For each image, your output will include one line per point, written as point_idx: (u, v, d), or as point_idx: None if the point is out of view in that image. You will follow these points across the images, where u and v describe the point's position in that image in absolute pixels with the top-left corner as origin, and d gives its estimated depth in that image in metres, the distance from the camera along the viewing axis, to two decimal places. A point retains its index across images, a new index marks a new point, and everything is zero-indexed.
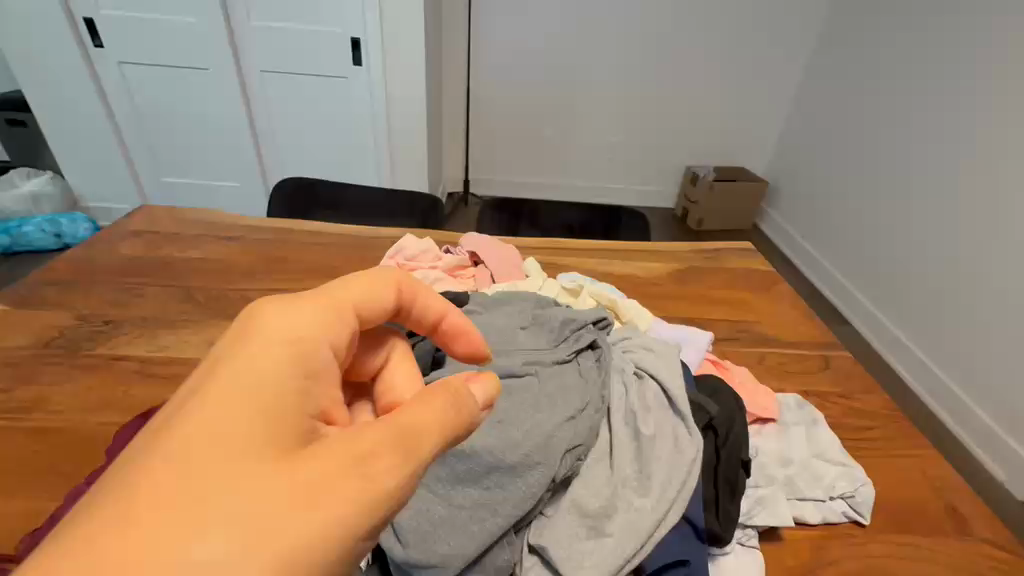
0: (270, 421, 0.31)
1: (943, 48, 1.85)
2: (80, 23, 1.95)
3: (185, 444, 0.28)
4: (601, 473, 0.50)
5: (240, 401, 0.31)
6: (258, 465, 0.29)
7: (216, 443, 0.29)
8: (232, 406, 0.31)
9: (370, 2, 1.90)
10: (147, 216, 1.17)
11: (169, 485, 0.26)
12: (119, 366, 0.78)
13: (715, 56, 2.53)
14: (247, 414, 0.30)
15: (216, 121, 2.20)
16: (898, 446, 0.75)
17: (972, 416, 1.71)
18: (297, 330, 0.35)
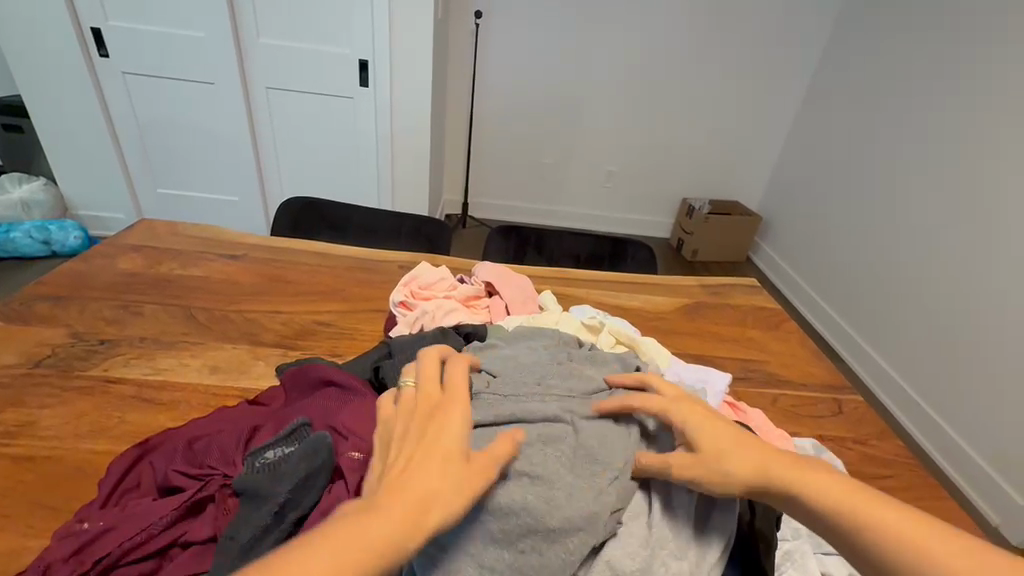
0: (458, 436, 0.45)
1: (935, 96, 1.93)
2: (86, 31, 1.95)
3: (412, 453, 0.44)
4: (638, 532, 0.47)
5: (436, 428, 0.46)
6: (452, 458, 0.43)
7: (430, 451, 0.44)
8: (432, 431, 0.46)
9: (380, 24, 1.92)
10: (145, 230, 1.14)
11: (409, 476, 0.41)
12: (114, 391, 0.74)
13: (714, 94, 2.60)
14: (445, 434, 0.45)
15: (218, 134, 2.19)
16: (910, 497, 0.76)
17: (967, 457, 1.71)
18: (454, 396, 0.50)
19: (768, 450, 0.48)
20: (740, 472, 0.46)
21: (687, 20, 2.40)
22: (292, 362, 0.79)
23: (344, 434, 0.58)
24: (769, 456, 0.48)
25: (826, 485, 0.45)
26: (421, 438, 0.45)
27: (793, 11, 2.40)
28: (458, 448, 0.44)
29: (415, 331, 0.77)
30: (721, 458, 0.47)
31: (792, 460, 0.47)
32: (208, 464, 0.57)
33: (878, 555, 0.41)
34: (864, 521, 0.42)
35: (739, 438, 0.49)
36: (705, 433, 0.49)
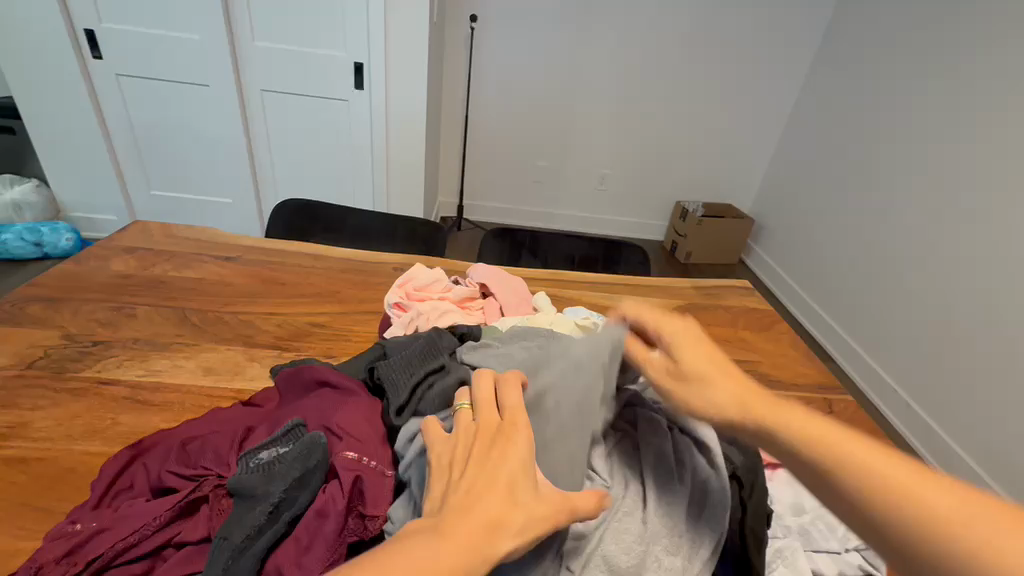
0: (522, 468, 0.43)
1: (925, 101, 1.95)
2: (80, 33, 1.94)
3: (476, 487, 0.42)
4: (633, 527, 0.47)
5: (502, 460, 0.44)
6: (521, 497, 0.41)
7: (496, 486, 0.42)
8: (497, 463, 0.43)
9: (375, 27, 1.92)
10: (139, 232, 1.13)
11: (475, 515, 0.39)
12: (108, 392, 0.74)
13: (707, 98, 2.63)
14: (512, 468, 0.43)
15: (211, 135, 2.18)
16: None
17: (952, 455, 1.74)
18: (517, 422, 0.47)
19: (754, 393, 0.49)
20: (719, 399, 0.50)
21: (680, 25, 2.42)
22: (288, 364, 0.79)
23: (340, 435, 0.57)
24: (755, 397, 0.49)
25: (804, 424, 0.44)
26: (486, 470, 0.43)
27: (785, 16, 2.43)
28: (527, 483, 0.42)
29: (409, 332, 0.78)
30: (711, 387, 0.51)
31: (773, 402, 0.47)
32: (202, 464, 0.57)
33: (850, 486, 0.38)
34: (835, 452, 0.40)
35: (734, 387, 0.51)
36: (717, 372, 0.53)
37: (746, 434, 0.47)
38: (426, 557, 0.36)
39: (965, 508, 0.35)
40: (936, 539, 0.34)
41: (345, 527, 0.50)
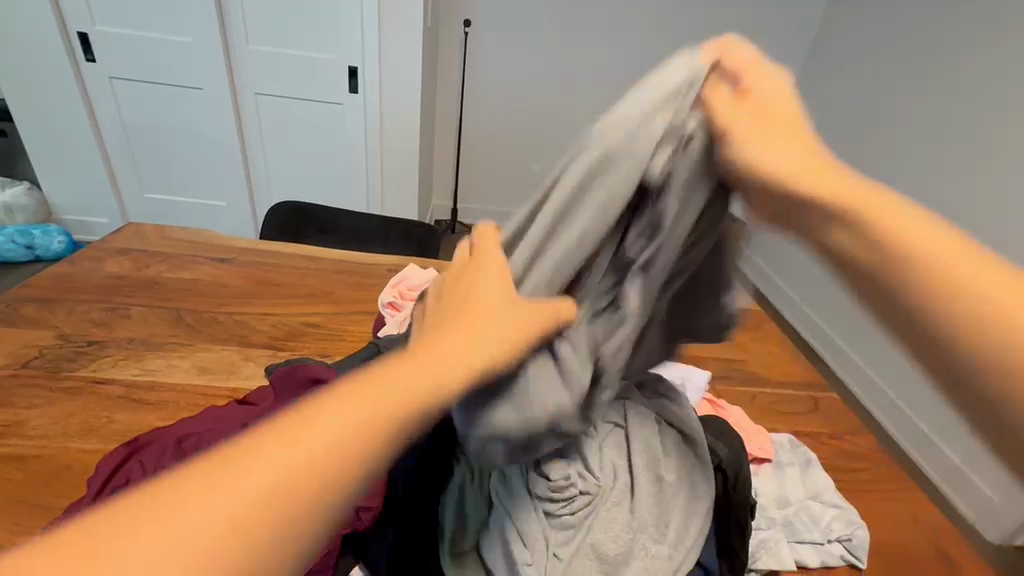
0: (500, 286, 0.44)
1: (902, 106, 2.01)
2: (73, 36, 1.94)
3: (448, 308, 0.42)
4: (621, 517, 0.51)
5: (475, 284, 0.44)
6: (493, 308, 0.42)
7: (465, 303, 0.42)
8: (471, 287, 0.44)
9: (370, 31, 1.94)
10: (134, 233, 1.14)
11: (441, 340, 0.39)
12: (103, 391, 0.74)
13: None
14: (486, 287, 0.44)
15: (205, 137, 2.18)
16: (883, 490, 0.80)
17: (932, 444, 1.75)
18: (492, 255, 0.48)
19: (817, 170, 0.39)
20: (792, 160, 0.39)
21: (672, 30, 2.46)
22: (282, 362, 0.80)
23: None
24: (829, 180, 0.38)
25: (874, 198, 0.37)
26: (457, 296, 0.44)
27: (774, 24, 2.47)
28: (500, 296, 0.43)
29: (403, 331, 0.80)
30: (779, 147, 0.40)
31: (849, 181, 0.38)
32: None
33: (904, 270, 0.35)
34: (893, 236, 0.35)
35: (805, 152, 0.40)
36: (780, 127, 0.41)
37: (812, 221, 0.38)
38: (394, 386, 0.34)
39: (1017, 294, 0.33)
40: (979, 333, 0.33)
41: None
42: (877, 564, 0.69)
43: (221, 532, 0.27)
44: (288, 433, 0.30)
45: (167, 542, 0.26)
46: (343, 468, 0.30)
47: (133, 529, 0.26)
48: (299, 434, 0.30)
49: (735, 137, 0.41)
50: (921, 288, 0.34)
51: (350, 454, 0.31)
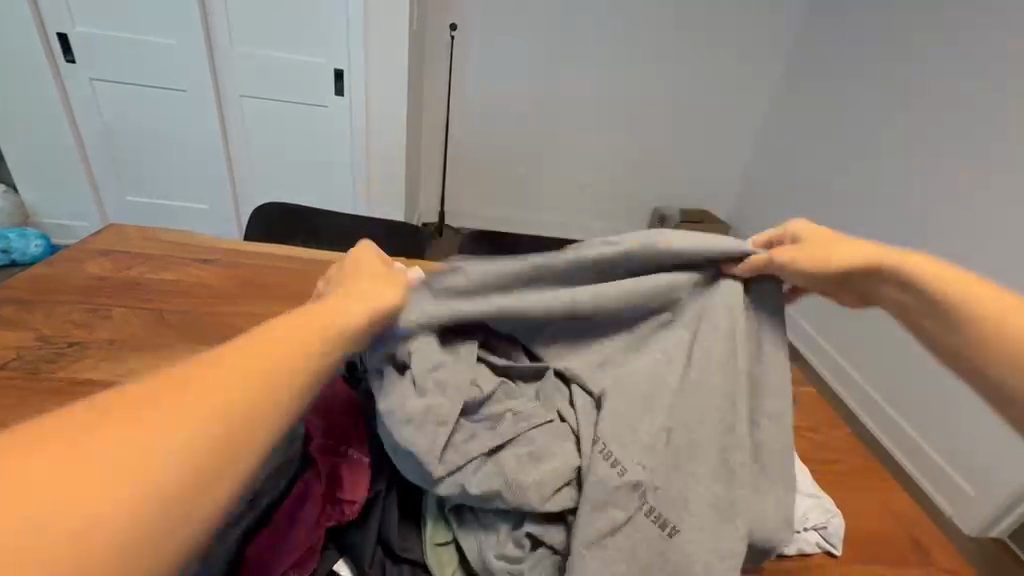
0: (374, 277, 0.55)
1: (868, 109, 2.07)
2: (52, 37, 1.92)
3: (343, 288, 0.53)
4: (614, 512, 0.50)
5: (355, 278, 0.55)
6: (373, 287, 0.53)
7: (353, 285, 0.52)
8: (354, 281, 0.55)
9: (354, 34, 1.94)
10: (114, 234, 1.13)
11: (344, 298, 0.49)
12: (83, 392, 0.74)
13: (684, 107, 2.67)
14: (364, 278, 0.55)
15: (190, 142, 2.17)
16: (859, 479, 0.83)
17: (903, 434, 1.81)
18: (364, 264, 0.58)
19: (871, 252, 0.57)
20: (842, 253, 0.57)
21: (655, 36, 2.49)
22: None
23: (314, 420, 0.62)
24: (884, 254, 0.56)
25: (911, 263, 0.55)
26: (348, 282, 0.54)
27: (755, 29, 2.50)
28: (375, 282, 0.54)
29: None
30: (842, 249, 0.58)
31: (881, 249, 0.57)
32: None
33: (940, 301, 0.52)
34: (909, 275, 0.54)
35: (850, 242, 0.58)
36: (826, 242, 0.60)
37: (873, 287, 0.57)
38: (316, 317, 0.44)
39: (997, 299, 0.50)
40: (989, 325, 0.49)
41: (325, 510, 0.56)
42: (855, 553, 0.71)
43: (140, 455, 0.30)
44: (245, 346, 0.38)
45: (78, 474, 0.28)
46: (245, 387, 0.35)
47: (63, 450, 0.29)
48: (212, 367, 0.36)
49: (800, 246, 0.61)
50: (939, 309, 0.52)
51: (254, 377, 0.36)
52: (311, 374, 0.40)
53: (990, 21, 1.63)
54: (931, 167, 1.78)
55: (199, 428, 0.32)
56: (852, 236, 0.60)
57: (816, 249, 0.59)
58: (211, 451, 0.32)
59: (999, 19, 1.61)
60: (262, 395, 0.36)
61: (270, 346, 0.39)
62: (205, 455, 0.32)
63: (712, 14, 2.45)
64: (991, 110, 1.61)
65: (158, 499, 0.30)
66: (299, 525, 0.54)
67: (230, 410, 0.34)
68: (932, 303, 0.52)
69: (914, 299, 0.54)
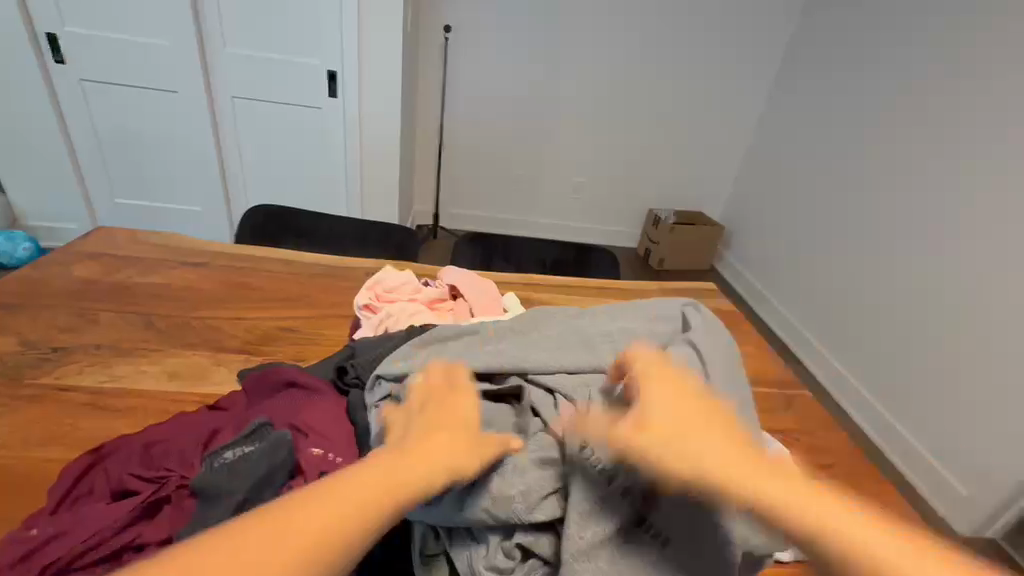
0: (464, 425, 0.52)
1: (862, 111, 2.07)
2: (41, 37, 1.90)
3: (428, 433, 0.50)
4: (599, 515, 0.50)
5: (448, 422, 0.52)
6: (460, 442, 0.49)
7: (439, 434, 0.50)
8: (444, 425, 0.51)
9: (348, 36, 1.93)
10: (101, 237, 1.11)
11: (423, 448, 0.47)
12: (66, 398, 0.72)
13: (683, 108, 2.66)
14: (457, 426, 0.51)
15: (180, 143, 2.15)
16: (852, 483, 0.82)
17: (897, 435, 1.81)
18: (463, 404, 0.55)
19: (741, 460, 0.47)
20: (709, 455, 0.47)
21: (651, 37, 2.49)
22: (256, 366, 0.80)
23: (307, 432, 0.63)
24: (761, 479, 0.45)
25: (781, 491, 0.44)
26: (435, 427, 0.51)
27: (752, 29, 2.50)
28: (465, 432, 0.51)
29: (380, 333, 0.83)
30: (700, 447, 0.48)
31: (749, 458, 0.47)
32: (165, 466, 0.58)
33: (823, 543, 0.41)
34: (781, 504, 0.43)
35: (725, 446, 0.48)
36: (687, 426, 0.50)
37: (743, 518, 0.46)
38: (391, 472, 0.43)
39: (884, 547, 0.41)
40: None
41: None
42: None
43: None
44: (316, 504, 0.38)
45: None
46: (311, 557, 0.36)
47: None
48: (282, 525, 0.36)
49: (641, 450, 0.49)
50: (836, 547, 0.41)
51: (299, 555, 0.35)
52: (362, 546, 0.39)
53: (989, 22, 1.64)
54: (931, 168, 1.79)
55: None
56: (712, 431, 0.50)
57: (675, 435, 0.49)
58: None
59: (998, 20, 1.62)
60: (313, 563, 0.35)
61: (336, 510, 0.38)
62: None
63: (710, 14, 2.45)
64: (990, 112, 1.62)
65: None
66: None
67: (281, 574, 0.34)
68: (809, 542, 0.42)
69: (793, 542, 0.43)
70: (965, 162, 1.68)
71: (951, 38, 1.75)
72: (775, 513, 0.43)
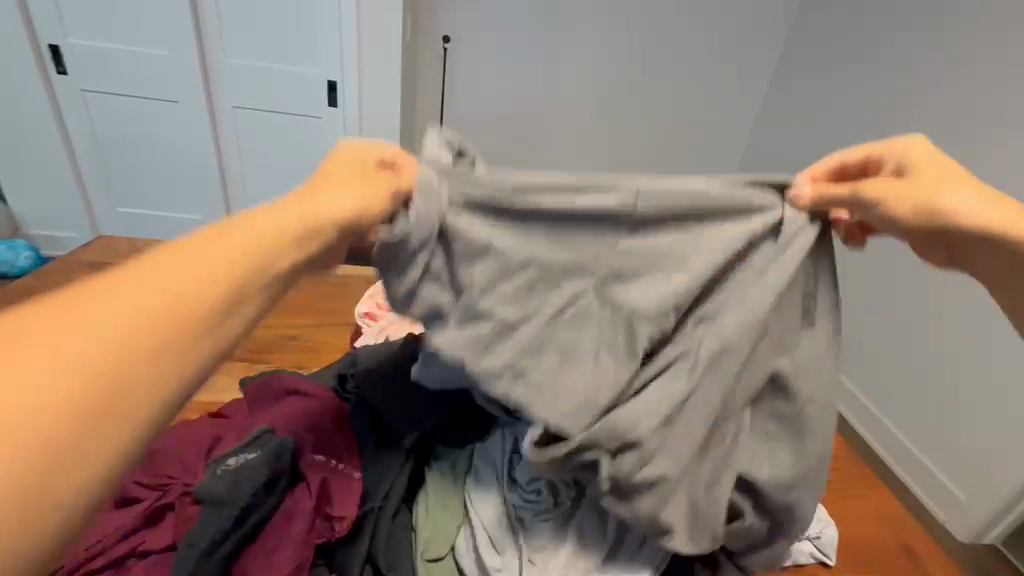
0: (350, 184, 0.48)
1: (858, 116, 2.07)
2: (44, 49, 1.92)
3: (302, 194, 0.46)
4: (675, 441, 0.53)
5: (327, 183, 0.48)
6: (340, 194, 0.46)
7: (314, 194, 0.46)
8: (323, 186, 0.47)
9: (347, 45, 1.95)
10: (106, 246, 1.12)
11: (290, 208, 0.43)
12: None
13: (684, 108, 2.69)
14: (342, 186, 0.47)
15: (181, 152, 2.16)
16: (855, 488, 0.90)
17: (897, 442, 1.79)
18: (351, 163, 0.50)
19: (989, 198, 0.51)
20: (969, 199, 0.50)
21: (646, 48, 2.53)
22: (259, 374, 0.82)
23: (306, 442, 0.65)
24: (995, 206, 0.51)
25: (1020, 223, 0.51)
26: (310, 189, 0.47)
27: (754, 29, 2.53)
28: (353, 189, 0.47)
29: (380, 340, 0.85)
30: (958, 192, 0.51)
31: (991, 195, 0.51)
32: (167, 473, 0.64)
33: None
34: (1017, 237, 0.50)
35: (960, 184, 0.51)
36: (934, 173, 0.52)
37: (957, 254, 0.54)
38: (254, 231, 0.39)
39: None
40: None
41: (312, 531, 0.58)
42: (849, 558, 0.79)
43: (46, 405, 0.27)
44: (154, 269, 0.34)
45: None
46: (170, 329, 0.32)
47: None
48: (97, 301, 0.31)
49: (907, 205, 0.51)
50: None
51: (154, 319, 0.31)
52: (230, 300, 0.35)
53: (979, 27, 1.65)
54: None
55: (83, 364, 0.28)
56: (955, 165, 0.53)
57: (927, 190, 0.51)
58: (68, 429, 0.27)
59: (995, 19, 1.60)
60: (158, 332, 0.31)
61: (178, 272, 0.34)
62: (83, 399, 0.28)
63: (710, 14, 2.48)
64: (992, 112, 1.58)
65: (63, 447, 0.27)
66: (285, 544, 0.56)
67: (123, 341, 0.30)
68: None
69: (999, 262, 0.53)
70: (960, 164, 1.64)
71: (950, 38, 1.73)
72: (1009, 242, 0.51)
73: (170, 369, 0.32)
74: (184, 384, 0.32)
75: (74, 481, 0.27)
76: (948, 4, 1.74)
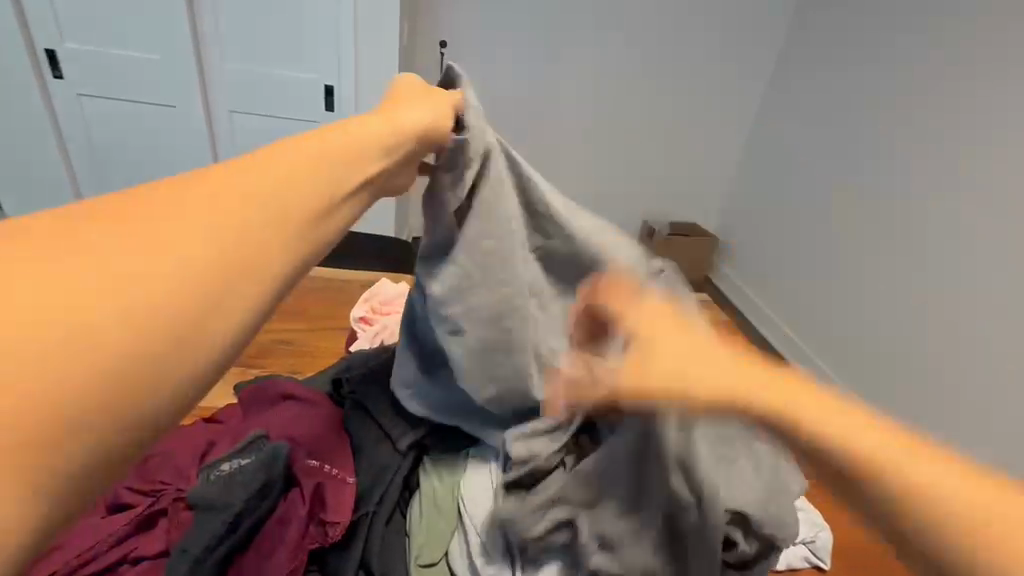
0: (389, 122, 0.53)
1: (855, 119, 2.08)
2: (41, 54, 1.92)
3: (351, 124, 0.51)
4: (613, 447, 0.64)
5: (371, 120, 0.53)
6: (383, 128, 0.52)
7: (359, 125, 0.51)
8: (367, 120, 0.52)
9: (346, 48, 1.96)
10: None
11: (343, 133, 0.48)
12: None
13: (684, 109, 2.69)
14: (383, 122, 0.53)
15: (176, 156, 2.15)
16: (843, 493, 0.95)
17: None
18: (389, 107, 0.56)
19: (763, 378, 0.43)
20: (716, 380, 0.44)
21: (643, 52, 2.54)
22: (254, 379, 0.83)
23: (300, 443, 0.65)
24: (770, 383, 0.43)
25: (813, 413, 0.41)
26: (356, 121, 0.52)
27: (754, 29, 2.54)
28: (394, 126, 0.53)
29: (375, 345, 0.86)
30: (717, 369, 0.45)
31: (756, 371, 0.44)
32: (160, 479, 0.64)
33: (857, 480, 0.38)
34: (814, 428, 0.40)
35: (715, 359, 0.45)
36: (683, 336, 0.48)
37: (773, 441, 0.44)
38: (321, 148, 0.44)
39: (923, 467, 0.37)
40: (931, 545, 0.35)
41: (306, 534, 0.58)
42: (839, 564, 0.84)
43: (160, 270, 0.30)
44: (240, 173, 0.38)
45: (37, 313, 0.26)
46: (243, 248, 0.34)
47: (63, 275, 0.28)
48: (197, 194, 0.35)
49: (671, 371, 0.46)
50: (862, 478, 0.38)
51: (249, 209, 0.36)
52: (309, 197, 0.40)
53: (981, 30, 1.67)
54: (915, 179, 1.83)
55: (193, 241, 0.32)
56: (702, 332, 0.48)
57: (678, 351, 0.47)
58: (188, 297, 0.30)
59: (999, 20, 1.62)
60: (253, 216, 0.36)
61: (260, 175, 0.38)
62: (199, 267, 0.32)
63: (710, 15, 2.49)
64: (991, 112, 1.62)
65: (131, 354, 0.27)
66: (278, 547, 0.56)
67: (224, 224, 0.34)
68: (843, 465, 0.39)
69: (821, 472, 0.40)
70: (960, 164, 1.69)
71: (950, 38, 1.75)
72: (806, 442, 0.40)
73: (270, 255, 0.36)
74: (278, 270, 0.36)
75: (145, 385, 0.28)
76: (948, 5, 1.77)
